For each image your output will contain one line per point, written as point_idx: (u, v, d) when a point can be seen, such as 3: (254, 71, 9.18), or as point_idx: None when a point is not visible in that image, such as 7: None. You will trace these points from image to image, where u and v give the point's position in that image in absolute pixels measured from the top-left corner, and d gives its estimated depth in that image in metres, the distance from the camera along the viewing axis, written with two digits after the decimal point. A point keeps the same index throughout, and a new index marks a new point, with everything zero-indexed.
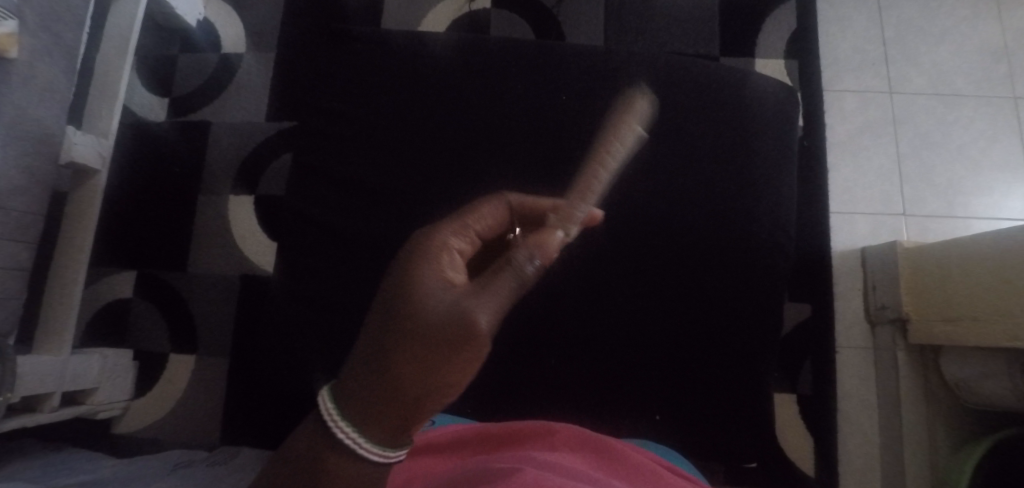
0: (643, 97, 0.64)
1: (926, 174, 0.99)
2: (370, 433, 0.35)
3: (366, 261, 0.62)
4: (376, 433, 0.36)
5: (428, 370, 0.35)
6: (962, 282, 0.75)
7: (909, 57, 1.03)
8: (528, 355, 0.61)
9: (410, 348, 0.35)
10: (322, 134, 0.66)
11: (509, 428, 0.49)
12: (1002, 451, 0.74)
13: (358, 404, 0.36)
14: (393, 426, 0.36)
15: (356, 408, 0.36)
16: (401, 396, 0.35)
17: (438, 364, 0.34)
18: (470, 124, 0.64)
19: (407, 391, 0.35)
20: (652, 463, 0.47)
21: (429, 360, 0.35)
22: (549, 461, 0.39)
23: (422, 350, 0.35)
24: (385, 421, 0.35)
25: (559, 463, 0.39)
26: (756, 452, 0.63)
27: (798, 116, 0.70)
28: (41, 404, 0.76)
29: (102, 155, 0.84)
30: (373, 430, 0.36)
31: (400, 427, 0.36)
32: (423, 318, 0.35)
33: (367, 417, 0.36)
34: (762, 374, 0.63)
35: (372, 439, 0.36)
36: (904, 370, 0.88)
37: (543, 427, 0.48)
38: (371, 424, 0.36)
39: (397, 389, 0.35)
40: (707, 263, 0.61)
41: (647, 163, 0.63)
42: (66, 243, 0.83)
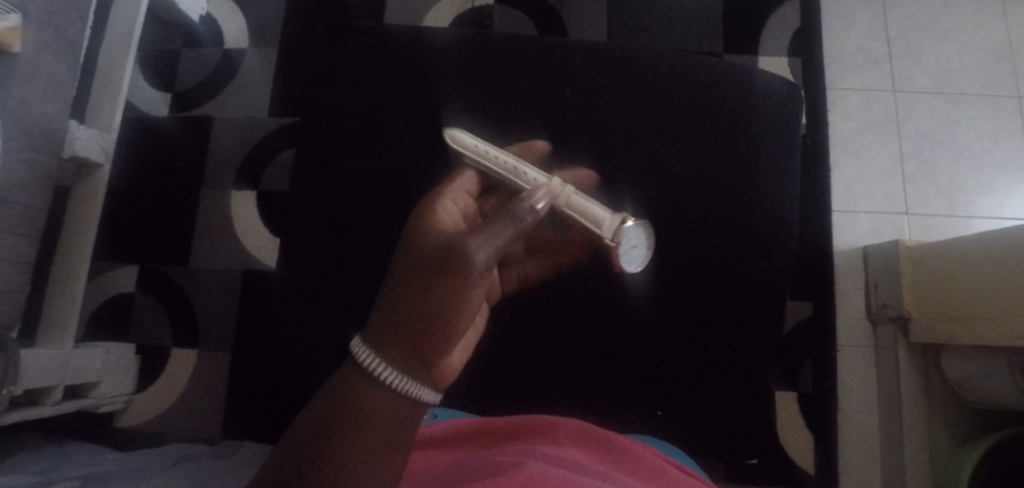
0: (647, 93, 0.64)
1: (928, 173, 0.99)
2: (388, 358, 0.39)
3: (368, 255, 0.62)
4: (392, 359, 0.39)
5: (439, 297, 0.40)
6: (964, 281, 0.75)
7: (913, 55, 1.03)
8: (530, 351, 0.61)
9: (427, 281, 0.41)
10: (325, 129, 0.66)
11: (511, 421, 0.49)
12: (1002, 449, 0.75)
13: (380, 336, 0.40)
14: (407, 354, 0.39)
15: (377, 341, 0.40)
16: (418, 322, 0.40)
17: (438, 281, 0.40)
18: (473, 120, 0.64)
19: (423, 316, 0.40)
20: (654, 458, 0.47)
21: (441, 289, 0.40)
22: (551, 455, 0.39)
23: (435, 281, 0.40)
24: (401, 347, 0.39)
25: (561, 458, 0.39)
26: (756, 449, 0.63)
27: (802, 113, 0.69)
28: (44, 397, 0.76)
29: (106, 149, 0.84)
30: (392, 356, 0.39)
31: (414, 354, 0.39)
32: (424, 247, 0.43)
33: (384, 346, 0.39)
34: (765, 370, 0.63)
35: (392, 367, 0.38)
36: (905, 368, 0.87)
37: (545, 421, 0.48)
38: (388, 349, 0.39)
39: (416, 317, 0.40)
40: (710, 260, 0.62)
41: (651, 160, 0.63)
42: (69, 237, 0.83)
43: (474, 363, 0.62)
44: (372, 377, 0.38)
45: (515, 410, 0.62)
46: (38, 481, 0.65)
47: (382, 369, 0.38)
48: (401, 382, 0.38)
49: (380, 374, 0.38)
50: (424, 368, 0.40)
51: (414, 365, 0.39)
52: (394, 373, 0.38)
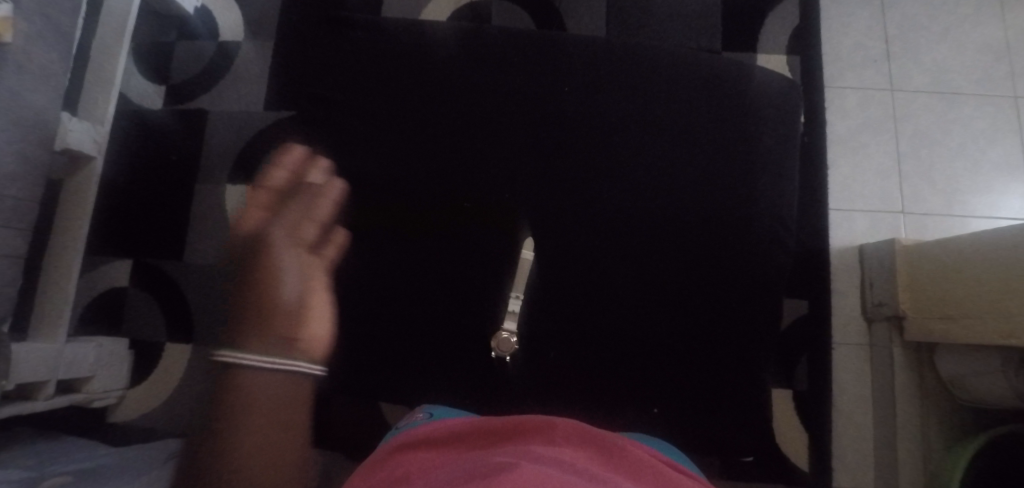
0: (646, 90, 0.64)
1: (924, 172, 0.99)
2: (245, 339, 0.52)
3: (363, 250, 0.62)
4: (267, 344, 0.52)
5: (278, 293, 0.55)
6: (959, 280, 0.76)
7: (911, 55, 1.03)
8: (526, 347, 0.61)
9: (262, 287, 0.55)
10: (318, 121, 0.65)
11: (508, 421, 0.49)
12: (994, 447, 0.75)
13: (238, 337, 0.53)
14: (282, 332, 0.53)
15: (235, 334, 0.53)
16: (298, 305, 0.55)
17: (262, 263, 0.56)
18: (471, 115, 0.63)
19: (264, 309, 0.54)
20: (654, 460, 0.47)
21: (276, 290, 0.55)
22: (548, 457, 0.38)
23: (275, 280, 0.55)
24: (261, 330, 0.53)
25: (558, 458, 0.39)
26: (752, 447, 0.63)
27: (802, 110, 0.69)
28: (35, 391, 0.75)
29: (99, 142, 0.83)
30: (268, 340, 0.52)
31: (283, 334, 0.53)
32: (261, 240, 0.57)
33: (268, 329, 0.53)
34: (759, 368, 0.63)
35: (265, 355, 0.51)
36: (899, 366, 0.88)
37: (542, 421, 0.48)
38: (243, 343, 0.52)
39: (263, 308, 0.54)
40: (706, 256, 0.61)
41: (650, 157, 0.62)
42: (61, 231, 0.82)
43: (471, 360, 0.62)
44: (248, 366, 0.50)
45: (512, 406, 0.62)
46: (28, 477, 0.64)
47: (259, 359, 0.50)
48: (296, 363, 0.52)
49: (257, 363, 0.50)
50: (290, 345, 0.53)
51: (264, 342, 0.52)
52: (292, 360, 0.52)
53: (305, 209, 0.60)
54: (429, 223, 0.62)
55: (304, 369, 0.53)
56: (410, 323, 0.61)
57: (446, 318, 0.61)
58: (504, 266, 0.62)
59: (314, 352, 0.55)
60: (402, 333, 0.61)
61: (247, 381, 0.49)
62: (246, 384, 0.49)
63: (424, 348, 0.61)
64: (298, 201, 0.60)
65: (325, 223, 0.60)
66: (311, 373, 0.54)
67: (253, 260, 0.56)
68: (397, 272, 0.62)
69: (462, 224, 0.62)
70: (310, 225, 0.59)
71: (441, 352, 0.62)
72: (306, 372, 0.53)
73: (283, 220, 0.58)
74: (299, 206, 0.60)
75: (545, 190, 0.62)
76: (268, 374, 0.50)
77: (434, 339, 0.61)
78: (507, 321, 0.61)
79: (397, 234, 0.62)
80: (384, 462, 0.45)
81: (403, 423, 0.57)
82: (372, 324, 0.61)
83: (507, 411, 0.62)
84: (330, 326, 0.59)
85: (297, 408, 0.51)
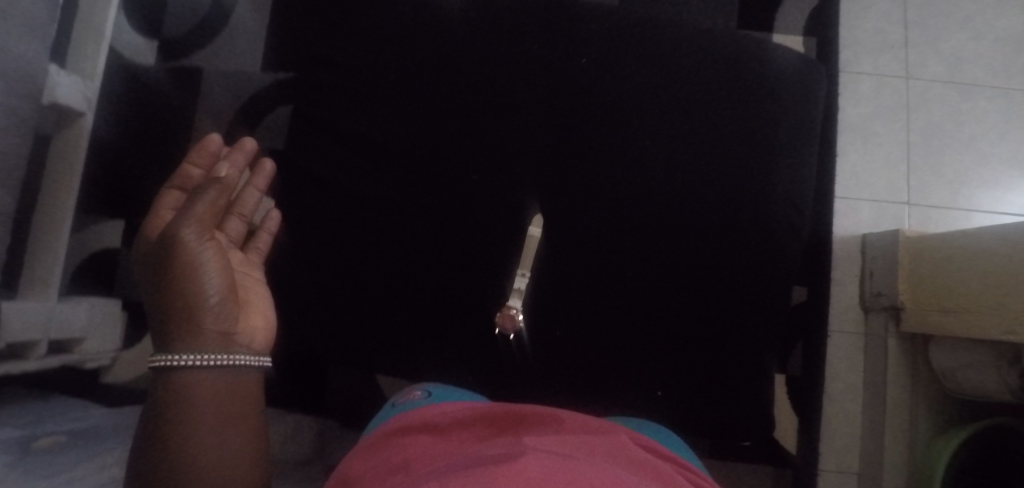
0: (665, 67, 0.61)
1: (933, 164, 0.98)
2: (182, 349, 0.46)
3: (369, 222, 0.61)
4: (203, 341, 0.47)
5: (206, 284, 0.49)
6: (960, 274, 0.76)
7: (930, 42, 1.01)
8: (532, 325, 0.60)
9: (185, 281, 0.49)
10: (324, 85, 0.63)
11: (513, 413, 0.47)
12: (981, 439, 0.76)
13: (173, 338, 0.47)
14: (222, 326, 0.49)
15: (164, 337, 0.47)
16: (231, 297, 0.51)
17: (178, 256, 0.49)
18: (484, 86, 0.61)
19: (188, 305, 0.48)
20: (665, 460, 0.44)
21: (201, 283, 0.49)
22: (554, 449, 0.36)
23: (197, 272, 0.49)
24: (187, 331, 0.47)
25: (565, 452, 0.36)
26: (754, 433, 0.63)
27: (824, 88, 0.66)
28: (28, 351, 0.74)
29: (89, 98, 0.80)
30: (204, 336, 0.47)
31: (222, 327, 0.49)
32: (170, 231, 0.50)
33: (201, 324, 0.48)
34: (767, 354, 0.63)
35: (209, 351, 0.47)
36: (893, 356, 0.88)
37: (547, 416, 0.46)
38: (177, 346, 0.47)
39: (183, 305, 0.48)
40: (717, 241, 0.61)
41: (667, 136, 0.61)
42: (51, 188, 0.80)
43: (473, 337, 0.61)
44: (193, 367, 0.45)
45: (515, 382, 0.63)
46: (24, 435, 0.64)
47: (206, 356, 0.46)
48: (242, 359, 0.49)
49: (203, 361, 0.46)
50: (231, 339, 0.50)
51: (198, 339, 0.47)
52: (237, 356, 0.48)
53: (224, 196, 0.55)
54: (437, 196, 0.60)
55: (250, 363, 0.50)
56: (415, 297, 0.60)
57: (451, 294, 0.60)
58: (512, 242, 0.61)
59: (254, 346, 0.53)
60: (406, 307, 0.60)
61: (189, 383, 0.45)
62: (195, 387, 0.45)
63: (428, 323, 0.60)
64: (215, 189, 0.54)
65: (248, 216, 0.61)
66: (258, 365, 0.51)
67: (163, 253, 0.49)
68: (399, 245, 0.60)
69: (471, 199, 0.61)
70: (236, 217, 0.60)
71: (445, 328, 0.60)
72: (253, 367, 0.50)
73: (196, 206, 0.52)
74: (217, 194, 0.54)
75: (556, 167, 0.60)
76: (219, 374, 0.47)
77: (438, 314, 0.60)
78: (513, 299, 0.59)
79: (404, 206, 0.61)
80: (383, 442, 0.43)
81: (399, 400, 0.57)
82: (370, 298, 0.60)
83: (510, 387, 0.63)
84: (268, 316, 0.56)
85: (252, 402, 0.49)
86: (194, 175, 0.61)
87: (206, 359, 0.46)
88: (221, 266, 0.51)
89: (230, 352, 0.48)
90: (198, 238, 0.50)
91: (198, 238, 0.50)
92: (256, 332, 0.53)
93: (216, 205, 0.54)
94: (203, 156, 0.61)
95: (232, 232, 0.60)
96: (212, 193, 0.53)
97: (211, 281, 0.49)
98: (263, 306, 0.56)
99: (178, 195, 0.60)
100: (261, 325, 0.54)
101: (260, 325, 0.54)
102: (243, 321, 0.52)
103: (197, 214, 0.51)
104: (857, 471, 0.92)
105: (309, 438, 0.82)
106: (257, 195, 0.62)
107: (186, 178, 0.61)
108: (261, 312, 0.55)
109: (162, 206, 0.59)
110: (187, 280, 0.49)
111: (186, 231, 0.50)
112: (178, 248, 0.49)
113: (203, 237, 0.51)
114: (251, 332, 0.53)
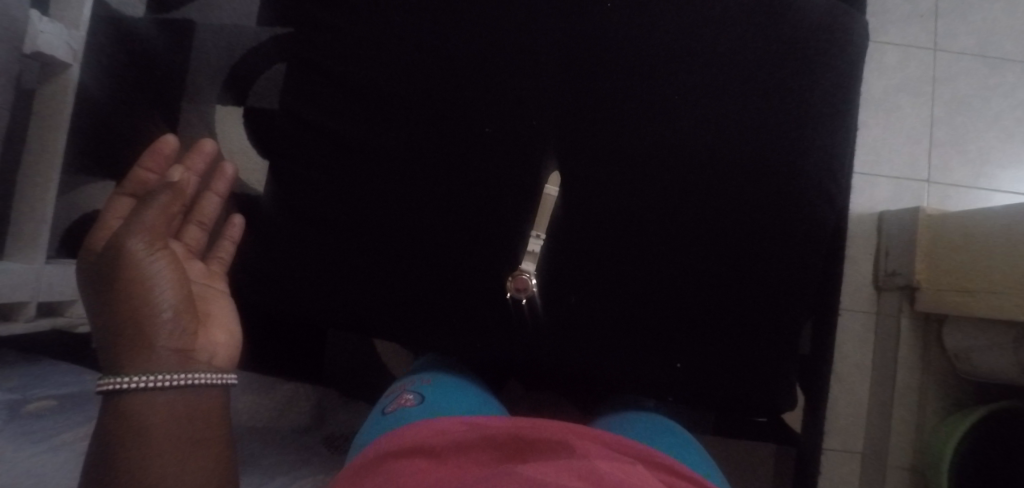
0: (698, 22, 0.57)
1: (956, 140, 0.95)
2: (129, 371, 0.44)
3: (377, 177, 0.57)
4: (156, 361, 0.45)
5: (158, 299, 0.47)
6: (981, 253, 0.72)
7: (961, 12, 0.96)
8: (545, 292, 0.58)
9: (136, 296, 0.46)
10: (325, 29, 0.59)
11: (516, 438, 0.40)
12: (992, 422, 0.75)
13: (123, 357, 0.45)
14: (177, 343, 0.47)
15: (113, 358, 0.45)
16: (186, 311, 0.49)
17: (124, 273, 0.47)
18: (500, 34, 0.57)
19: (139, 320, 0.46)
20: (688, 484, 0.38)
21: (152, 299, 0.47)
22: (569, 481, 0.29)
23: (149, 286, 0.47)
24: (138, 351, 0.45)
25: (581, 483, 0.29)
26: (776, 404, 0.61)
27: (862, 51, 0.62)
28: (15, 313, 0.71)
29: (74, 48, 0.76)
30: (157, 355, 0.45)
31: (177, 344, 0.47)
32: (114, 245, 0.47)
33: (154, 342, 0.46)
34: (791, 323, 0.60)
35: (166, 371, 0.45)
36: (906, 337, 0.86)
37: (558, 441, 0.40)
38: (127, 367, 0.44)
39: (134, 323, 0.46)
40: (743, 204, 0.57)
41: (694, 95, 0.57)
42: (34, 143, 0.76)
43: (480, 308, 0.58)
44: (145, 390, 0.43)
45: (524, 358, 0.58)
46: (16, 399, 0.62)
47: (160, 376, 0.44)
48: (204, 377, 0.47)
49: (159, 382, 0.44)
50: (190, 357, 0.48)
51: (149, 358, 0.45)
52: (197, 375, 0.46)
53: (179, 202, 0.51)
54: (449, 152, 0.57)
55: (213, 382, 0.47)
56: (423, 261, 0.57)
57: (461, 257, 0.57)
58: (528, 202, 0.58)
59: (217, 363, 0.50)
60: (414, 270, 0.57)
61: (145, 406, 0.43)
62: (151, 406, 0.43)
63: (437, 288, 0.57)
64: (167, 194, 0.50)
65: (207, 223, 0.60)
66: (221, 384, 0.48)
67: (109, 267, 0.47)
68: (407, 203, 0.57)
69: (486, 156, 0.57)
70: (194, 224, 0.59)
71: (453, 293, 0.57)
72: (215, 387, 0.48)
73: (147, 216, 0.49)
74: (171, 199, 0.50)
75: (578, 125, 0.57)
76: (174, 395, 0.44)
77: (447, 278, 0.57)
78: (526, 263, 0.57)
79: (414, 161, 0.57)
80: (375, 468, 0.38)
81: (388, 408, 0.55)
82: (375, 260, 0.57)
83: (516, 362, 0.59)
84: (230, 328, 0.54)
85: (218, 425, 0.46)
86: (148, 180, 0.56)
87: (160, 378, 0.44)
88: (176, 280, 0.49)
89: (189, 370, 0.46)
90: (146, 252, 0.47)
91: (147, 252, 0.47)
92: (218, 346, 0.51)
93: (169, 211, 0.51)
94: (155, 159, 0.57)
95: (190, 241, 0.59)
96: (164, 198, 0.50)
97: (162, 297, 0.47)
98: (227, 316, 0.55)
99: (128, 201, 0.56)
100: (224, 338, 0.52)
101: (221, 338, 0.52)
102: (203, 336, 0.50)
103: (144, 226, 0.48)
104: (862, 451, 0.91)
105: (307, 407, 0.80)
106: (217, 200, 0.61)
107: (139, 183, 0.56)
108: (223, 325, 0.53)
109: (110, 213, 0.54)
110: (135, 297, 0.46)
111: (132, 245, 0.47)
112: (127, 263, 0.47)
113: (152, 250, 0.48)
114: (213, 346, 0.51)
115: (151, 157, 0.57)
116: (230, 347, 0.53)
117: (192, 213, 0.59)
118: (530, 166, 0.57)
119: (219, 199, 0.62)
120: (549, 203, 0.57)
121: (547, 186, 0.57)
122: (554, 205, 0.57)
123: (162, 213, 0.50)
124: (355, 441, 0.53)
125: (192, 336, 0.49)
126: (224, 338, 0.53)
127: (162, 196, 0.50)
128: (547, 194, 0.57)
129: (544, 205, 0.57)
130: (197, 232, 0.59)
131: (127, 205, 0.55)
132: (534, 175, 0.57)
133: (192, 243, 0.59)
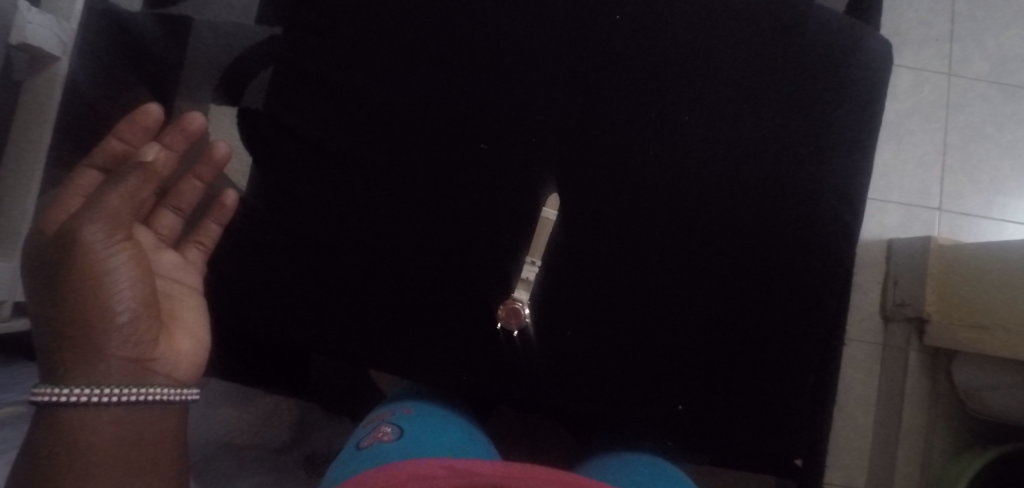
0: (712, 38, 0.55)
1: (969, 169, 0.92)
2: (71, 382, 0.41)
3: (368, 195, 0.54)
4: (104, 371, 0.42)
5: (114, 299, 0.43)
6: (996, 289, 0.69)
7: (977, 37, 0.94)
8: (539, 322, 0.55)
9: (89, 292, 0.42)
10: (316, 32, 0.56)
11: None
12: (1000, 464, 0.72)
13: (67, 366, 0.41)
14: (131, 351, 0.43)
15: (55, 368, 0.42)
16: (147, 314, 0.45)
17: (76, 265, 0.42)
18: (503, 45, 0.54)
19: (92, 323, 0.42)
20: None
21: (108, 298, 0.43)
22: None
23: (104, 284, 0.43)
24: (85, 359, 0.42)
25: None
26: (783, 455, 0.57)
27: (884, 74, 0.59)
28: None
29: (63, 41, 0.73)
30: (108, 363, 0.42)
31: (131, 353, 0.43)
32: (69, 229, 0.42)
33: (104, 349, 0.42)
34: (806, 364, 0.57)
35: (115, 384, 0.42)
36: (913, 371, 0.83)
37: None
38: (70, 376, 0.41)
39: (84, 325, 0.42)
40: (754, 237, 0.55)
41: (705, 118, 0.54)
42: (15, 138, 0.73)
43: (469, 336, 0.54)
44: (87, 406, 0.40)
45: (515, 392, 0.55)
46: None
47: (107, 390, 0.41)
48: (160, 393, 0.44)
49: (104, 397, 0.40)
50: (147, 368, 0.44)
51: (96, 368, 0.42)
52: (153, 389, 0.43)
53: (151, 186, 0.47)
54: (446, 172, 0.54)
55: (169, 400, 0.44)
56: (411, 286, 0.54)
57: (453, 281, 0.54)
58: (526, 226, 0.55)
59: (177, 376, 0.47)
60: (402, 293, 0.54)
61: (86, 425, 0.40)
62: (91, 426, 0.40)
63: (425, 312, 0.54)
64: (138, 175, 0.46)
65: (185, 210, 0.58)
66: (179, 400, 0.46)
67: (58, 254, 0.42)
68: (399, 223, 0.54)
69: (484, 175, 0.54)
70: (169, 211, 0.57)
71: (440, 320, 0.54)
72: (170, 406, 0.45)
73: (111, 200, 0.44)
74: (141, 182, 0.46)
75: (581, 142, 0.54)
76: (121, 415, 0.41)
77: (436, 304, 0.54)
78: (518, 291, 0.54)
79: (408, 179, 0.54)
80: None
81: (364, 442, 0.52)
82: (363, 283, 0.54)
83: (507, 397, 0.55)
84: (198, 335, 0.51)
85: (168, 449, 0.43)
86: (122, 150, 0.55)
87: (103, 392, 0.40)
88: (137, 278, 0.45)
89: (141, 385, 0.43)
90: (106, 244, 0.43)
91: (107, 245, 0.43)
92: (181, 353, 0.48)
93: (139, 195, 0.46)
94: (133, 131, 0.56)
95: (163, 229, 0.56)
96: (133, 181, 0.45)
97: (118, 298, 0.43)
98: (196, 318, 0.52)
99: (95, 174, 0.53)
100: (189, 344, 0.49)
101: (185, 344, 0.49)
102: (165, 342, 0.47)
103: (105, 212, 0.44)
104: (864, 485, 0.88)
105: (290, 421, 0.77)
106: (199, 188, 0.58)
107: (109, 156, 0.54)
108: (191, 330, 0.50)
109: (75, 186, 0.52)
110: (87, 295, 0.42)
111: (89, 234, 0.43)
112: (81, 256, 0.42)
113: (113, 242, 0.44)
114: (175, 354, 0.47)
115: (129, 126, 0.55)
116: (195, 354, 0.49)
117: (169, 198, 0.57)
118: (530, 190, 0.54)
119: (201, 182, 0.58)
120: (546, 229, 0.54)
121: (545, 210, 0.54)
122: (551, 231, 0.54)
123: (129, 197, 0.45)
124: (325, 476, 0.49)
125: (152, 345, 0.45)
126: (188, 344, 0.49)
127: (132, 180, 0.45)
128: (545, 219, 0.54)
129: (541, 231, 0.54)
130: (171, 218, 0.57)
131: (91, 179, 0.53)
132: (532, 199, 0.55)
133: (165, 229, 0.56)
